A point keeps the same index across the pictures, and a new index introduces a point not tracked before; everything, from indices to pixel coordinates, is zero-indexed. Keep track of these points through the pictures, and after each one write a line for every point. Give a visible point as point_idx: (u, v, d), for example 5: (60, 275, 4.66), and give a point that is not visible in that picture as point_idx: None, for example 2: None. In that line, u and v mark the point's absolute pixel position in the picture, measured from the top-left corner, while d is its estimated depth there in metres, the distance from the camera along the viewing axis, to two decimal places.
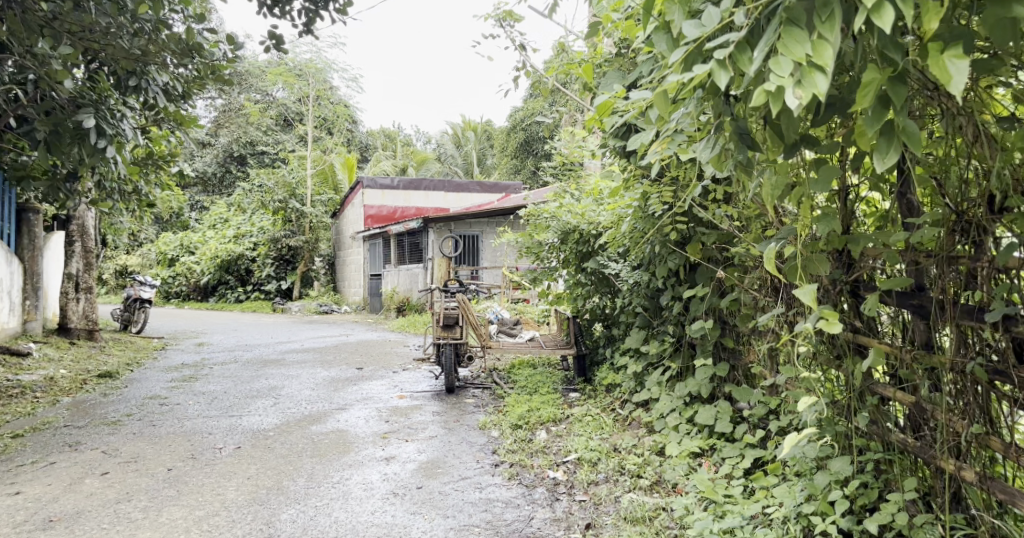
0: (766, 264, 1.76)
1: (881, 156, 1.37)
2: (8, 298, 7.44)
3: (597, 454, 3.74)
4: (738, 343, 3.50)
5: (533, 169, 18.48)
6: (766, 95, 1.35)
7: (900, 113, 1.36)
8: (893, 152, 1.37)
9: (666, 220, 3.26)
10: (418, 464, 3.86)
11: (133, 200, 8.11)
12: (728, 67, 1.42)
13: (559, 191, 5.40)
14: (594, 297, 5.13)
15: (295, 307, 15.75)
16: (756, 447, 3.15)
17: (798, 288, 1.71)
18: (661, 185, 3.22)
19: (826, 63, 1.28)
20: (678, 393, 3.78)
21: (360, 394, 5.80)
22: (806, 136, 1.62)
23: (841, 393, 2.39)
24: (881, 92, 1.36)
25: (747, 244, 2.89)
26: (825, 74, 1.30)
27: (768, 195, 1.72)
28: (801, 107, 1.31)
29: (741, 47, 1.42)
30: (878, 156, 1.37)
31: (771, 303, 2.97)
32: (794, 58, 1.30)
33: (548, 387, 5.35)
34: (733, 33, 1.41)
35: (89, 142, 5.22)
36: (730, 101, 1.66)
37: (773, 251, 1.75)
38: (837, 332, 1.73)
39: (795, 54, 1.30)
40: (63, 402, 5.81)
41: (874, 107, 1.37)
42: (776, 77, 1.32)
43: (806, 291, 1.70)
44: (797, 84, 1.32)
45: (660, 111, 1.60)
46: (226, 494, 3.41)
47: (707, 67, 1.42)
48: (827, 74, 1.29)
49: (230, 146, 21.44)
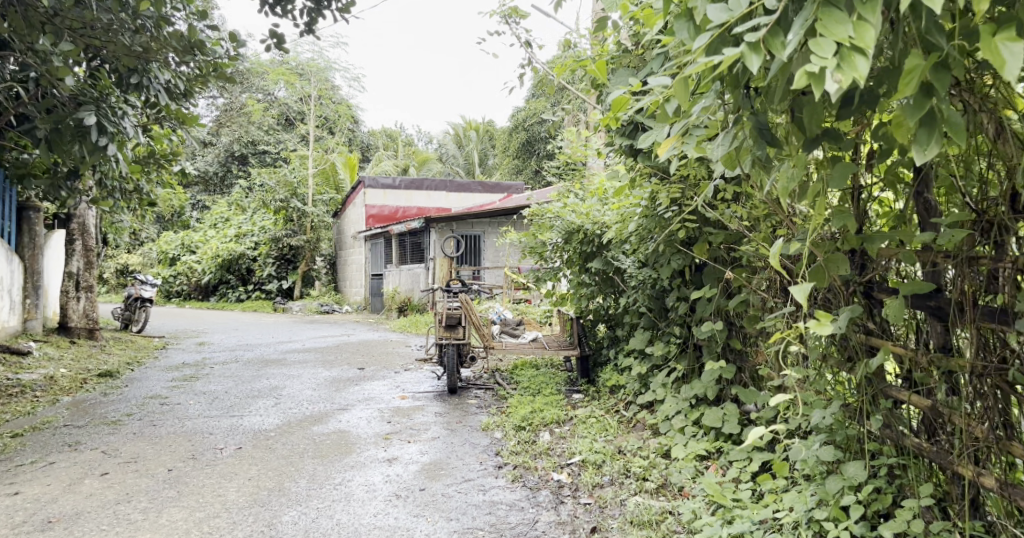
0: (772, 261, 1.68)
1: (922, 147, 1.32)
2: (8, 296, 7.41)
3: (602, 456, 3.70)
4: (745, 344, 3.47)
5: (534, 169, 18.43)
6: (804, 77, 1.31)
7: (942, 101, 1.32)
8: (934, 142, 1.31)
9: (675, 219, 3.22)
10: (421, 465, 3.82)
11: (134, 199, 8.08)
12: (760, 51, 1.37)
13: (563, 191, 5.35)
14: (598, 297, 5.10)
15: (295, 307, 15.71)
16: (763, 450, 3.11)
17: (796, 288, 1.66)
18: (669, 184, 3.19)
19: (868, 44, 1.24)
20: (684, 394, 3.75)
21: (362, 394, 5.77)
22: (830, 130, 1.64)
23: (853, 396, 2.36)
24: (924, 81, 1.32)
25: (756, 244, 2.86)
26: (866, 57, 1.26)
27: (785, 191, 1.71)
28: (841, 91, 1.26)
29: (772, 31, 1.38)
30: (918, 147, 1.32)
31: (780, 305, 2.94)
32: (835, 40, 1.26)
33: (551, 388, 5.31)
34: (764, 17, 1.37)
35: (90, 140, 5.19)
36: (750, 94, 1.68)
37: (779, 249, 1.67)
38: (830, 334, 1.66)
39: (837, 35, 1.26)
40: (62, 401, 5.78)
41: (916, 95, 1.33)
42: (817, 59, 1.28)
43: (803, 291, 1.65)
44: (837, 67, 1.27)
45: (681, 100, 1.56)
46: (226, 495, 3.37)
47: (738, 50, 1.37)
48: (868, 57, 1.25)
49: (231, 145, 21.41)
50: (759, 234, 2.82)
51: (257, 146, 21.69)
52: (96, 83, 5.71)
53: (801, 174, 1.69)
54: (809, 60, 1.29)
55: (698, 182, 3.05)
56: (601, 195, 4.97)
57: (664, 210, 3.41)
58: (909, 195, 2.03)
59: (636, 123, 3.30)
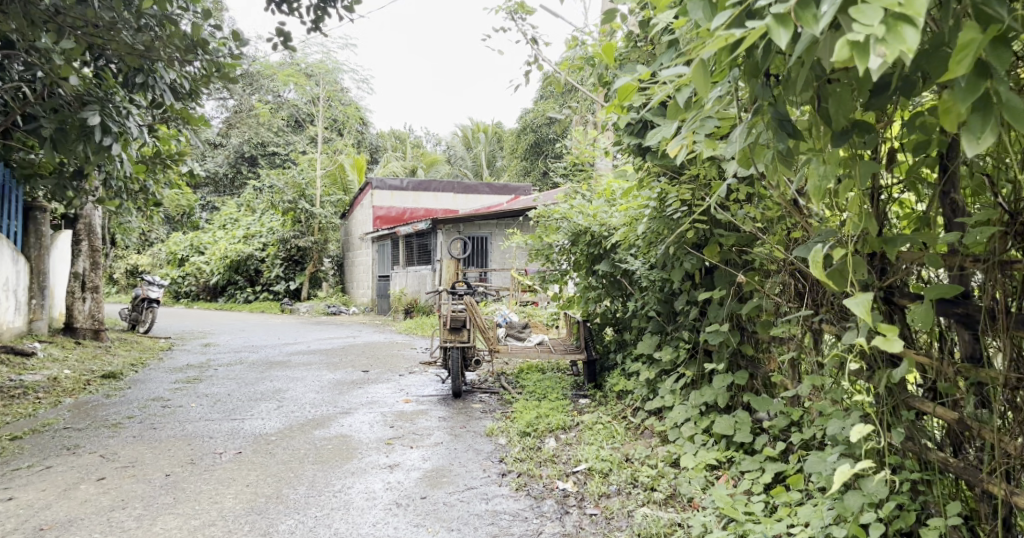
0: (815, 270, 1.65)
1: (975, 137, 1.26)
2: (14, 297, 7.37)
3: (608, 464, 3.60)
4: (757, 350, 3.37)
5: (542, 171, 18.33)
6: (845, 49, 1.23)
7: (997, 84, 1.25)
8: (988, 130, 1.26)
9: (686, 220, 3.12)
10: (423, 472, 3.73)
11: (140, 199, 8.03)
12: (788, 25, 1.30)
13: (570, 192, 5.26)
14: (605, 300, 5.01)
15: (303, 308, 15.68)
16: (776, 461, 3.01)
17: (849, 298, 1.62)
18: (680, 183, 3.09)
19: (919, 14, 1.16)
20: (693, 401, 3.64)
21: (366, 398, 5.69)
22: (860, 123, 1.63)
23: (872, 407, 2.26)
24: (979, 59, 1.25)
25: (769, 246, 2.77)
26: (915, 27, 1.17)
27: (820, 190, 1.71)
28: (888, 66, 1.18)
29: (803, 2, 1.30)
30: (971, 135, 1.26)
31: (795, 310, 2.85)
32: (881, 7, 1.17)
33: (557, 393, 5.21)
34: None
35: (94, 139, 5.14)
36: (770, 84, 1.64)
37: (820, 255, 1.65)
38: (896, 349, 1.65)
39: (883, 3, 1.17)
40: (64, 403, 5.72)
41: (969, 77, 1.26)
42: (860, 28, 1.20)
43: (859, 302, 1.61)
44: (883, 40, 1.19)
45: (700, 85, 1.52)
46: (223, 502, 3.29)
47: (765, 22, 1.31)
48: (919, 26, 1.17)
49: (241, 147, 21.45)
50: (772, 237, 2.73)
51: (266, 147, 21.69)
52: (100, 82, 5.66)
53: (835, 170, 1.71)
54: (854, 26, 1.20)
55: (709, 182, 2.96)
56: (609, 196, 4.87)
57: (674, 211, 3.32)
58: (934, 196, 1.93)
59: (645, 122, 3.22)
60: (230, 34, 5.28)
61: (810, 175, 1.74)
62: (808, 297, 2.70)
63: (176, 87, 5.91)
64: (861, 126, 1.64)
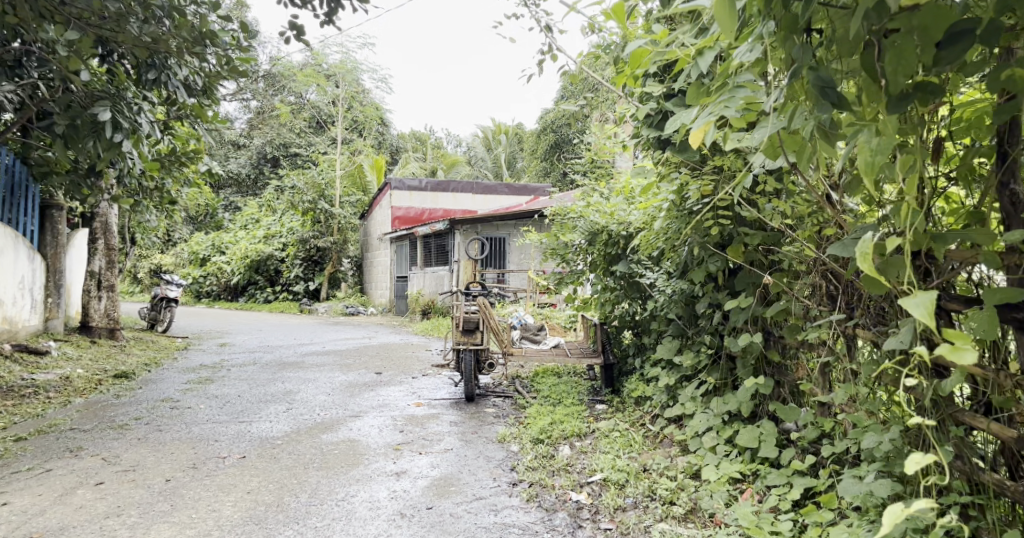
0: (863, 261, 1.40)
1: None
2: (30, 295, 7.34)
3: (625, 475, 3.42)
4: (784, 356, 3.18)
5: (562, 171, 18.14)
6: None
7: None
8: None
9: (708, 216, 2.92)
10: (431, 480, 3.58)
11: (156, 198, 7.98)
12: None
13: (587, 190, 5.08)
14: (623, 303, 4.83)
15: (322, 308, 15.65)
16: (805, 475, 2.82)
17: (910, 299, 1.39)
18: (703, 175, 2.91)
19: None
20: (716, 409, 3.45)
21: (377, 400, 5.56)
22: (924, 84, 1.46)
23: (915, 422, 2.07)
24: None
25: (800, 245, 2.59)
26: None
27: (872, 163, 1.49)
28: None
29: None
30: None
31: (826, 313, 2.66)
32: None
33: (573, 397, 5.03)
34: None
35: (104, 135, 5.05)
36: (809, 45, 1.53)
37: (870, 245, 1.42)
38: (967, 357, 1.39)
39: None
40: (74, 402, 5.64)
41: None
42: None
43: (922, 302, 1.39)
44: None
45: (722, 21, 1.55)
46: (221, 510, 3.16)
47: None
48: None
49: (264, 148, 21.55)
50: (804, 233, 2.55)
51: (288, 148, 21.74)
52: (112, 78, 5.58)
53: (889, 140, 1.49)
54: None
55: (734, 175, 2.77)
56: (627, 194, 4.69)
57: (696, 206, 3.14)
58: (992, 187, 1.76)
59: (666, 113, 3.06)
60: (240, 28, 5.17)
61: (860, 149, 1.52)
62: (842, 299, 2.52)
63: (189, 84, 5.82)
64: (923, 89, 1.47)
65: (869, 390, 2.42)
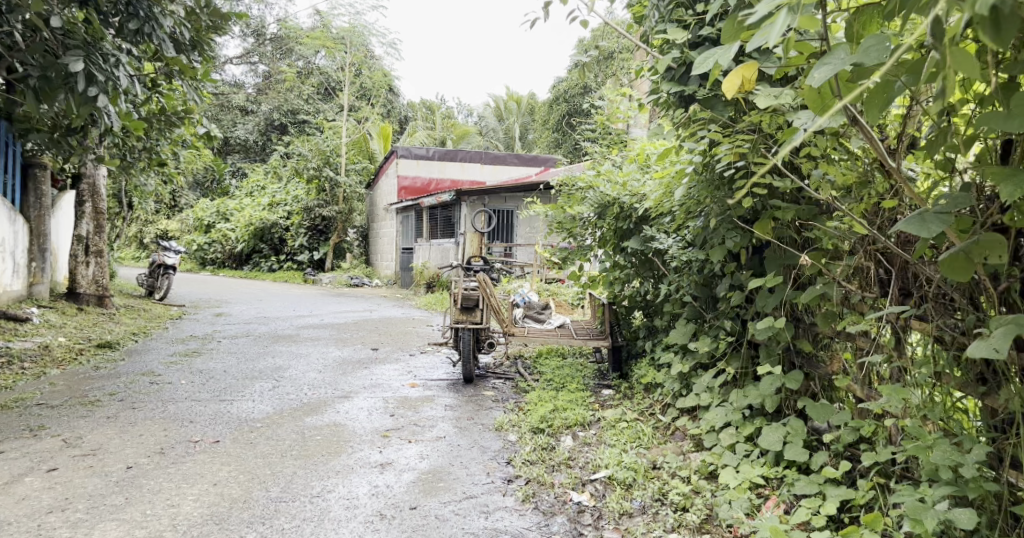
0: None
1: None
2: (12, 259, 7.02)
3: (632, 474, 3.06)
4: (816, 346, 2.77)
5: (574, 142, 17.56)
6: None
7: None
8: None
9: (740, 184, 2.51)
10: (417, 474, 3.23)
11: (145, 160, 7.62)
12: None
13: (598, 158, 4.65)
14: (633, 282, 4.45)
15: (326, 279, 15.36)
16: (841, 485, 2.42)
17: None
18: (733, 135, 2.49)
19: None
20: (735, 402, 3.04)
21: (370, 380, 5.23)
22: None
23: (1011, 435, 1.81)
24: None
25: (847, 221, 2.20)
26: None
27: None
28: None
29: None
30: None
31: (875, 298, 2.27)
32: None
33: (578, 382, 4.68)
34: None
35: (78, 89, 4.68)
36: None
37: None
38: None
39: None
40: (50, 374, 5.35)
41: None
42: None
43: None
44: None
45: None
46: (181, 506, 2.83)
47: None
48: None
49: (271, 114, 21.12)
50: (852, 207, 2.15)
51: (296, 115, 21.30)
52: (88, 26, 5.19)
53: None
54: None
55: (775, 134, 2.37)
56: (642, 162, 4.26)
57: (723, 173, 2.73)
58: None
59: (691, 65, 2.65)
60: None
61: None
62: (895, 284, 2.14)
63: (176, 37, 5.47)
64: None
65: (925, 393, 2.03)
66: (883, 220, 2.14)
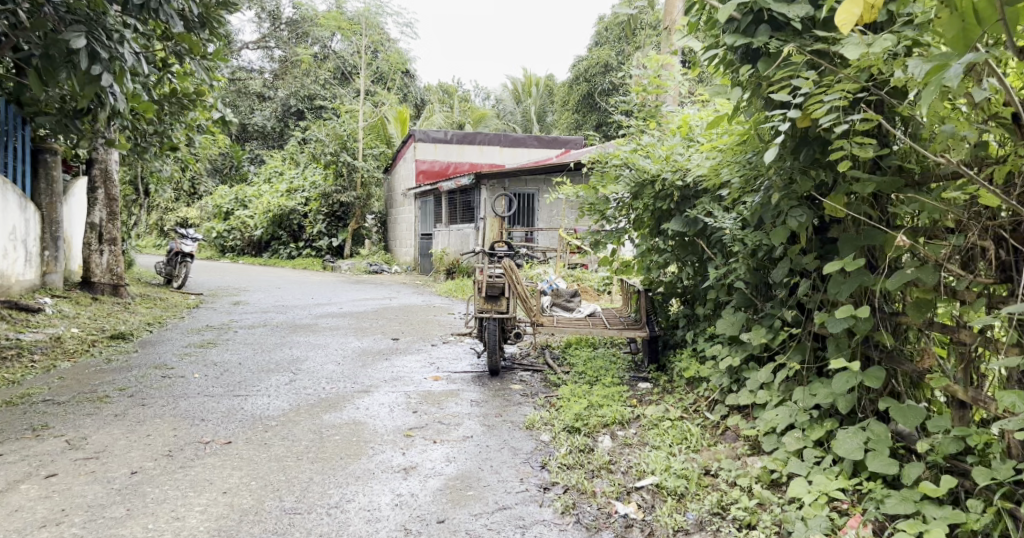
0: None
1: None
2: (23, 247, 6.84)
3: (684, 482, 2.75)
4: (898, 339, 2.44)
5: (595, 123, 17.07)
6: None
7: None
8: None
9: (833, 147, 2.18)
10: (444, 481, 2.94)
11: (157, 144, 7.35)
12: None
13: (636, 132, 4.29)
14: (673, 267, 4.12)
15: (344, 265, 15.16)
16: (941, 504, 2.11)
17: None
18: (817, 90, 2.17)
19: None
20: (802, 402, 2.71)
21: (391, 372, 4.95)
22: None
23: None
24: None
25: (971, 189, 1.99)
26: None
27: None
28: None
29: None
30: None
31: (992, 283, 2.00)
32: None
33: (612, 375, 4.37)
34: None
35: (80, 67, 4.40)
36: None
37: None
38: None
39: None
40: (60, 367, 5.14)
41: None
42: None
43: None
44: None
45: None
46: (186, 520, 2.58)
47: None
48: None
49: (288, 100, 20.84)
50: (993, 171, 1.93)
51: (313, 101, 21.00)
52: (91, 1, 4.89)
53: None
54: None
55: (879, 81, 2.12)
56: (685, 134, 3.91)
57: (799, 134, 2.42)
58: None
59: (758, 14, 2.35)
60: None
61: None
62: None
63: (186, 12, 5.19)
64: None
65: None
66: (1013, 189, 1.92)
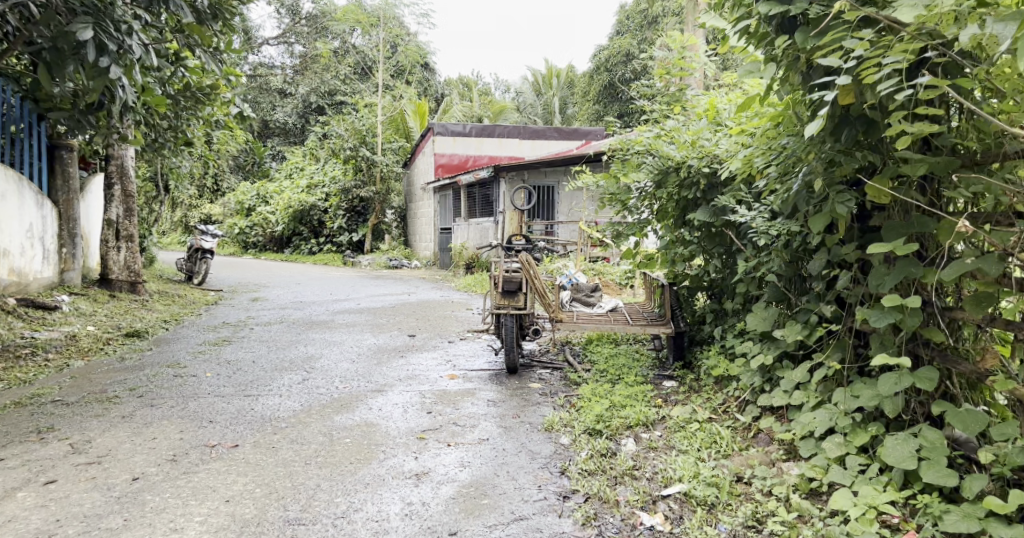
0: None
1: None
2: (40, 245, 6.79)
3: (714, 491, 2.56)
4: (951, 337, 2.25)
5: (616, 114, 16.75)
6: None
7: None
8: None
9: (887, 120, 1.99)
10: (457, 487, 2.78)
11: (173, 139, 7.25)
12: None
13: (658, 119, 4.08)
14: (698, 259, 3.91)
15: (364, 261, 15.08)
16: (1009, 522, 1.93)
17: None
18: (868, 58, 1.98)
19: None
20: (841, 405, 2.49)
21: (406, 370, 4.80)
22: None
23: None
24: None
25: None
26: None
27: None
28: None
29: None
30: None
31: None
32: None
33: (635, 373, 4.17)
34: None
35: (87, 59, 4.26)
36: None
37: None
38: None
39: None
40: (72, 366, 5.06)
41: None
42: None
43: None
44: None
45: None
46: (186, 531, 2.46)
47: None
48: None
49: (308, 96, 20.75)
50: None
51: (333, 96, 20.89)
52: None
53: None
54: None
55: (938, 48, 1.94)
56: (712, 118, 3.69)
57: (843, 112, 2.23)
58: None
59: None
60: None
61: None
62: None
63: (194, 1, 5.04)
64: None
65: None
66: None
